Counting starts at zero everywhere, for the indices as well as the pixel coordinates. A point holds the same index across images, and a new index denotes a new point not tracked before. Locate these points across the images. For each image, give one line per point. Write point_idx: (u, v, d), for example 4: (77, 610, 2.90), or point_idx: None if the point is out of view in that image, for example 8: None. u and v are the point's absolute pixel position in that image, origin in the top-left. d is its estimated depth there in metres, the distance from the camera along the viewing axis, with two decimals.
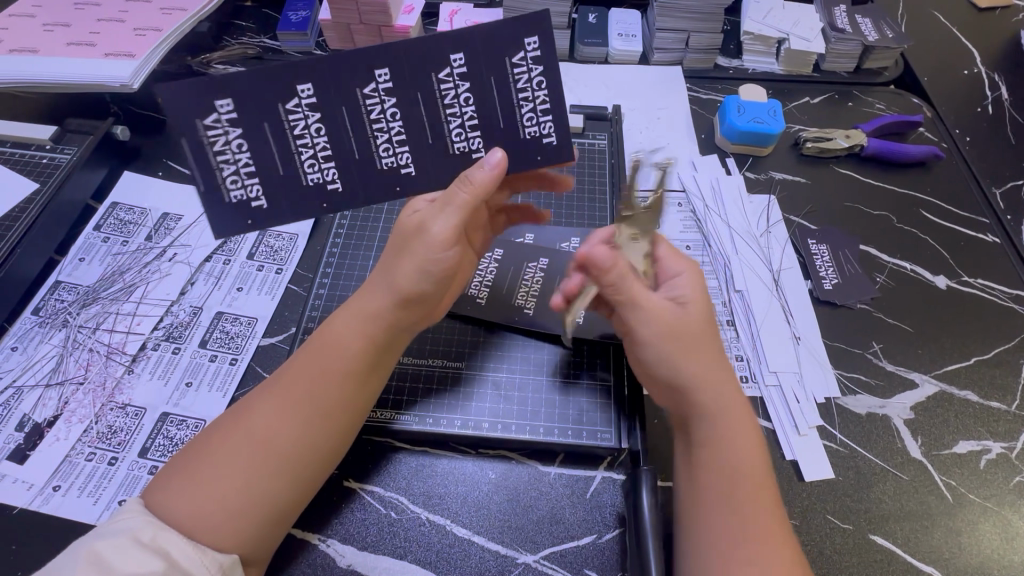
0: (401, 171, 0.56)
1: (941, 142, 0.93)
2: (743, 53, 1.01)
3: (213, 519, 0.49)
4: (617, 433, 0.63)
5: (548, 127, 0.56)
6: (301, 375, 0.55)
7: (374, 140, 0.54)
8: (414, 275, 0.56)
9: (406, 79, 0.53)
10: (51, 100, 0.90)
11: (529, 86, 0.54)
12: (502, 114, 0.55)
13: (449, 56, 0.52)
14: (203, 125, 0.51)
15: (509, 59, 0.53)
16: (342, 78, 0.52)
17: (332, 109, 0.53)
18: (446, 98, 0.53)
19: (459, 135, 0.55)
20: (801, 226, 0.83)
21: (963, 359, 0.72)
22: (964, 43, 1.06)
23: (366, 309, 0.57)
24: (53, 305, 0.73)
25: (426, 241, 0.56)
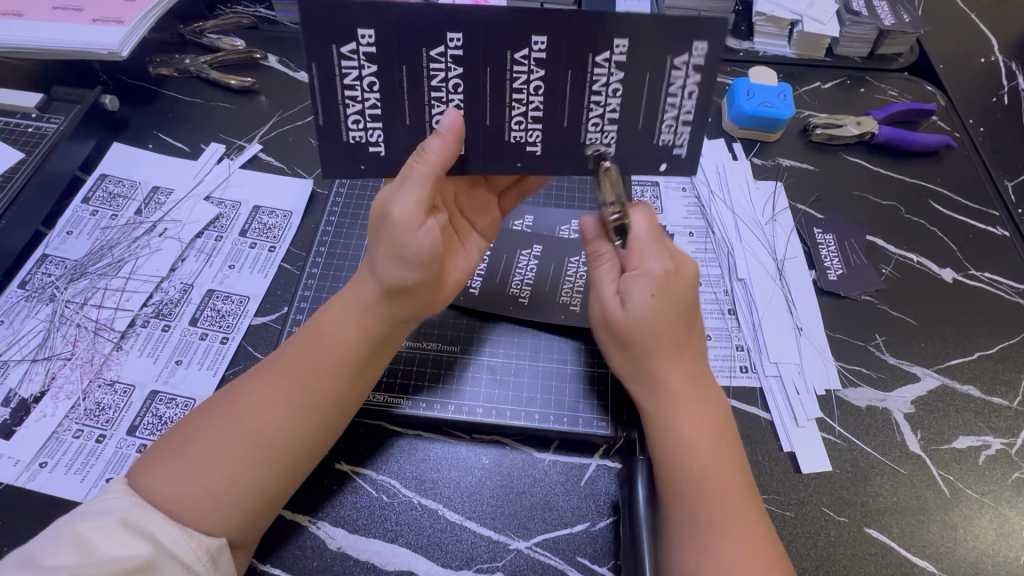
0: (526, 148, 0.56)
1: (954, 131, 0.90)
2: (754, 35, 0.97)
3: (196, 503, 0.48)
4: (613, 421, 0.63)
5: (682, 138, 0.57)
6: (295, 364, 0.54)
7: (509, 111, 0.54)
8: (392, 263, 0.52)
9: (560, 54, 0.52)
10: (38, 66, 0.87)
11: (679, 93, 0.55)
12: (643, 113, 0.56)
13: (614, 40, 0.52)
14: (340, 53, 0.51)
15: (673, 58, 0.53)
16: (497, 40, 0.51)
17: (478, 67, 0.52)
18: (597, 82, 0.54)
19: (595, 126, 0.56)
20: (808, 215, 0.81)
21: (967, 354, 0.71)
22: (982, 30, 1.03)
23: (355, 298, 0.55)
24: (41, 279, 0.71)
25: (392, 222, 0.51)
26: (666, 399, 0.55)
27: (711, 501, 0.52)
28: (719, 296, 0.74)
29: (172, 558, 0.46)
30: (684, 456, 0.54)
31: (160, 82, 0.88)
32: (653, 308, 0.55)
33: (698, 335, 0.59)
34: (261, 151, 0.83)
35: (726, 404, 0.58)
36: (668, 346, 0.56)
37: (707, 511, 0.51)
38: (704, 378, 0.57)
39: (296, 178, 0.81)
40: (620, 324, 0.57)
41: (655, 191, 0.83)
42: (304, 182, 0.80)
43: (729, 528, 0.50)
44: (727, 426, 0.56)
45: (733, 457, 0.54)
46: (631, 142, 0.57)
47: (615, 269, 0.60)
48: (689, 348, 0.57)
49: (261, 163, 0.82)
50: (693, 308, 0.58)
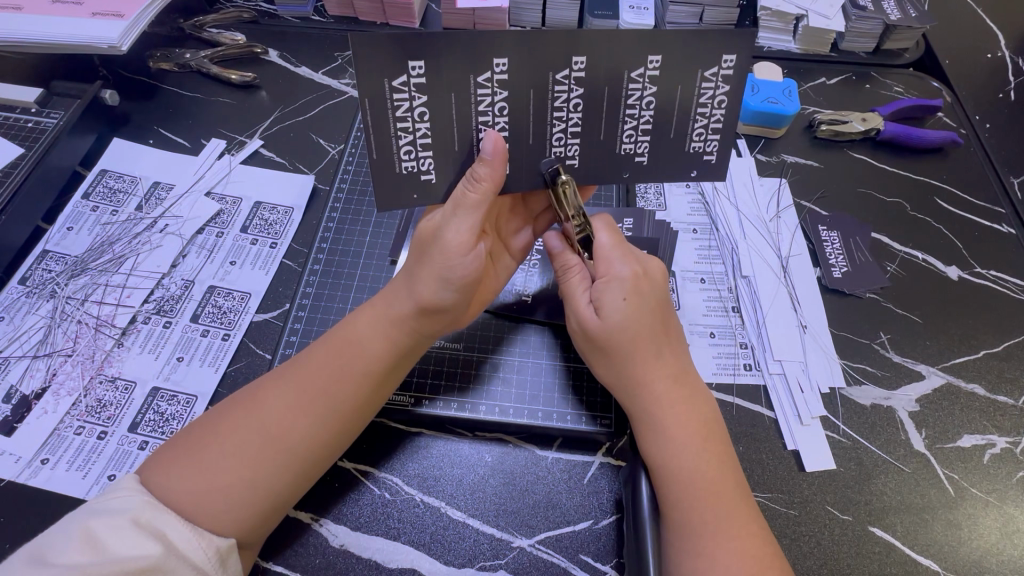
0: (566, 161, 0.58)
1: (960, 127, 0.89)
2: (759, 31, 0.96)
3: (216, 505, 0.48)
4: (616, 418, 0.62)
5: (712, 146, 0.59)
6: (321, 370, 0.54)
7: (550, 128, 0.56)
8: (435, 284, 0.54)
9: (598, 74, 0.54)
10: (37, 60, 0.86)
11: (710, 103, 0.57)
12: (676, 123, 0.57)
13: (646, 57, 0.54)
14: (391, 86, 0.52)
15: (702, 72, 0.55)
16: (539, 61, 0.53)
17: (521, 88, 0.54)
18: (631, 98, 0.55)
19: (629, 137, 0.58)
20: (812, 212, 0.80)
21: (972, 352, 0.71)
22: (988, 25, 1.02)
23: (390, 312, 0.56)
24: (41, 275, 0.71)
25: (443, 246, 0.53)
26: (650, 402, 0.56)
27: (702, 499, 0.52)
28: (722, 293, 0.74)
29: (181, 560, 0.46)
30: (673, 456, 0.53)
31: (160, 76, 0.87)
32: (625, 313, 0.56)
33: (675, 338, 0.59)
34: (262, 147, 0.82)
35: (713, 403, 0.58)
36: (645, 350, 0.56)
37: (697, 510, 0.51)
38: (688, 379, 0.57)
39: (298, 174, 0.80)
40: (593, 332, 0.57)
41: (659, 187, 0.82)
42: (305, 177, 0.79)
43: (717, 529, 0.50)
44: (715, 425, 0.56)
45: (722, 456, 0.54)
46: (664, 152, 0.59)
47: (584, 277, 0.60)
48: (667, 350, 0.58)
49: (262, 158, 0.81)
50: (665, 311, 0.59)
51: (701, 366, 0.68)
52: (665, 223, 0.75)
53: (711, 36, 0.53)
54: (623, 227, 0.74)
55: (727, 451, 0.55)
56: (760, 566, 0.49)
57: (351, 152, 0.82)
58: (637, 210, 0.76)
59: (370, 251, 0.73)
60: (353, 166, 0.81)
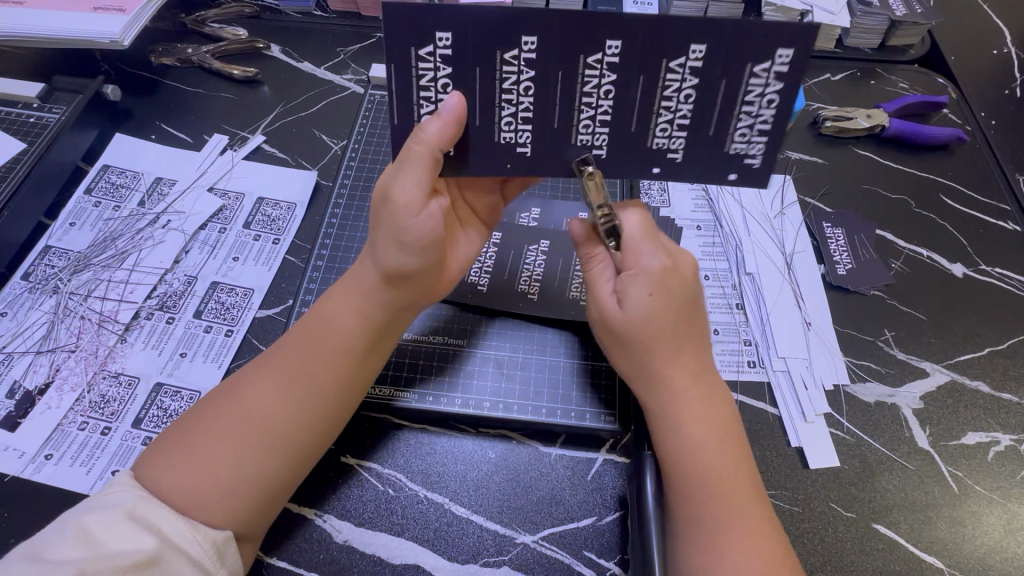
0: (591, 151, 0.54)
1: (966, 124, 0.89)
2: (762, 23, 0.94)
3: (203, 494, 0.48)
4: (620, 415, 0.62)
5: (756, 147, 0.54)
6: (295, 352, 0.54)
7: (577, 114, 0.53)
8: (393, 248, 0.52)
9: (634, 60, 0.50)
10: (38, 55, 0.86)
11: (757, 101, 0.52)
12: (716, 119, 0.53)
13: (689, 45, 0.50)
14: (417, 54, 0.50)
15: (752, 65, 0.51)
16: (573, 43, 0.50)
17: (549, 71, 0.51)
18: (669, 89, 0.52)
19: (663, 130, 0.54)
20: (817, 209, 0.80)
21: (976, 349, 0.70)
22: (994, 21, 1.01)
23: (357, 286, 0.55)
24: (44, 271, 0.71)
25: (392, 205, 0.51)
26: (668, 398, 0.55)
27: (713, 498, 0.51)
28: (726, 290, 0.73)
29: (178, 552, 0.46)
30: (686, 455, 0.53)
31: (162, 72, 0.87)
32: (649, 309, 0.54)
33: (701, 334, 0.58)
34: (264, 142, 0.82)
35: (731, 401, 0.57)
36: (667, 344, 0.55)
37: (709, 509, 0.51)
38: (707, 376, 0.57)
39: (300, 170, 0.80)
40: (617, 324, 0.56)
41: (663, 184, 0.82)
42: (307, 173, 0.79)
43: (727, 528, 0.50)
44: (731, 424, 0.56)
45: (736, 455, 0.54)
46: (698, 149, 0.55)
47: (609, 268, 0.58)
48: (689, 344, 0.56)
49: (265, 154, 0.81)
50: (693, 306, 0.57)
51: None
52: (670, 220, 0.75)
53: (760, 27, 0.49)
54: None
55: (742, 448, 0.55)
56: (769, 564, 0.49)
57: (353, 148, 0.81)
58: None
59: None
60: (355, 163, 0.80)
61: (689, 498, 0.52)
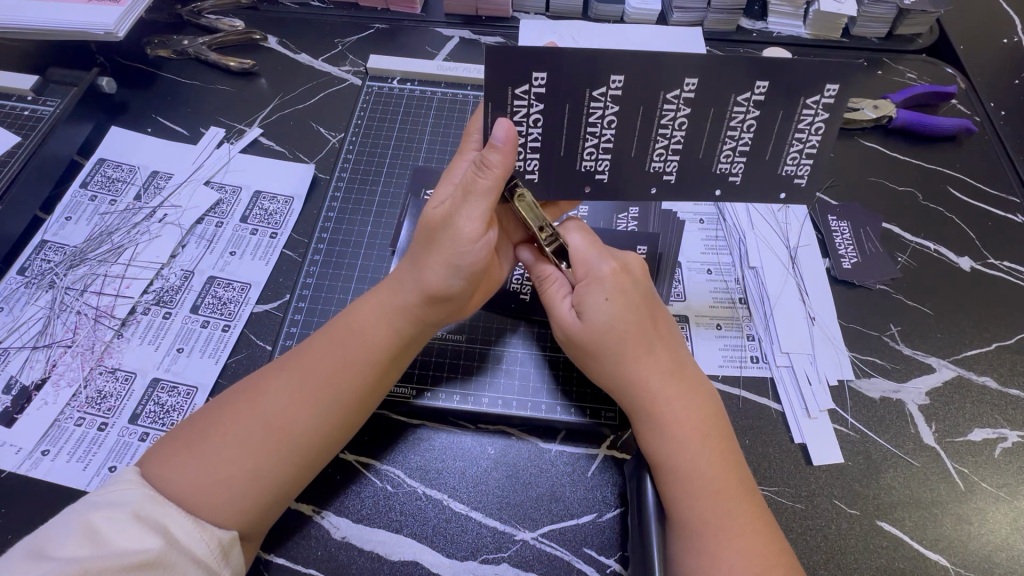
0: (662, 177, 0.56)
1: (974, 115, 0.87)
2: (769, 15, 0.94)
3: (217, 496, 0.48)
4: (620, 412, 0.61)
5: (806, 170, 0.56)
6: (322, 360, 0.53)
7: (653, 143, 0.54)
8: (443, 272, 0.53)
9: (708, 94, 0.52)
10: (32, 48, 0.85)
11: (808, 128, 0.54)
12: (772, 146, 0.55)
13: (756, 81, 0.52)
14: (513, 93, 0.51)
15: (806, 97, 0.53)
16: (654, 79, 0.51)
17: (632, 104, 0.52)
18: (734, 120, 0.53)
19: (726, 157, 0.55)
20: (822, 201, 0.79)
21: (984, 345, 0.69)
22: (1005, 9, 0.99)
23: (393, 302, 0.55)
24: (40, 265, 0.70)
25: (453, 234, 0.52)
26: (647, 400, 0.54)
27: (704, 499, 0.51)
28: (729, 284, 0.72)
29: (184, 553, 0.45)
30: (672, 454, 0.53)
31: (158, 64, 0.86)
32: (610, 314, 0.55)
33: (670, 332, 0.58)
34: (262, 135, 0.81)
35: (714, 397, 0.57)
36: (636, 346, 0.55)
37: (702, 509, 0.50)
38: (685, 372, 0.56)
39: (298, 163, 0.79)
40: (581, 337, 0.56)
41: None
42: (304, 167, 0.78)
43: (722, 529, 0.49)
44: (716, 417, 0.55)
45: (725, 451, 0.53)
46: (758, 175, 0.57)
47: (563, 285, 0.58)
48: (659, 341, 0.56)
49: (261, 147, 0.80)
50: (652, 306, 0.58)
51: (707, 358, 0.67)
52: (671, 213, 0.73)
53: (814, 65, 0.51)
54: (627, 217, 0.73)
55: (729, 447, 0.54)
56: (765, 563, 0.48)
57: (351, 141, 0.80)
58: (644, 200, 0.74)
59: (371, 241, 0.72)
60: (354, 156, 0.80)
61: (682, 498, 0.51)
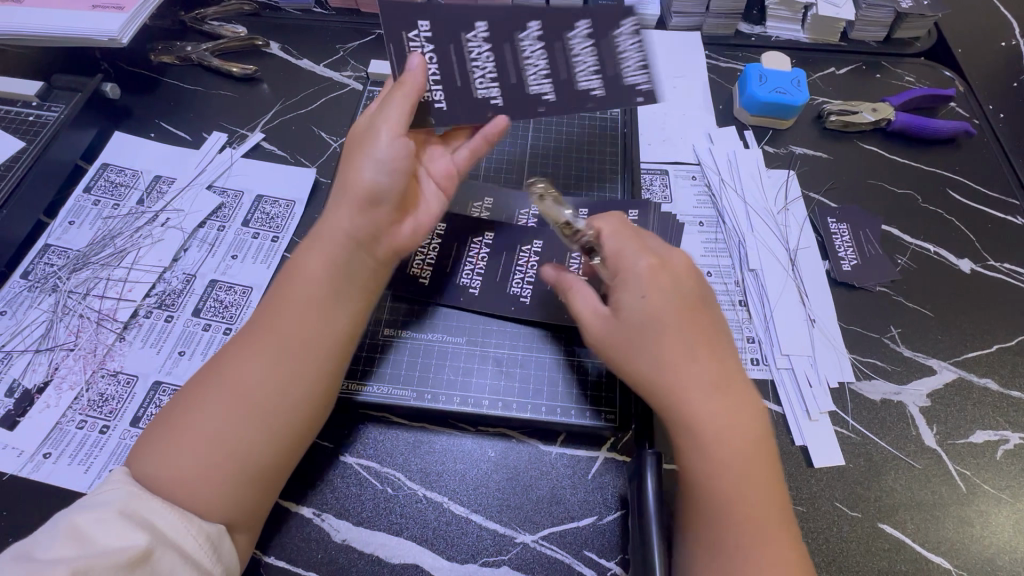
0: (543, 97, 0.65)
1: (973, 117, 0.88)
2: (767, 19, 0.95)
3: (184, 466, 0.48)
4: (621, 414, 0.61)
5: (642, 79, 0.66)
6: (265, 317, 0.54)
7: (527, 71, 0.65)
8: (364, 170, 0.57)
9: (552, 34, 0.65)
10: (38, 55, 0.86)
11: (630, 49, 0.66)
12: (605, 56, 0.66)
13: (577, 21, 0.65)
14: (406, 38, 0.62)
15: (616, 29, 0.66)
16: (508, 24, 0.64)
17: (501, 40, 0.64)
18: (576, 48, 0.65)
19: (584, 77, 0.66)
20: (821, 204, 0.79)
21: (984, 346, 0.69)
22: (1002, 13, 1.00)
23: (325, 237, 0.56)
24: (43, 269, 0.70)
25: (370, 137, 0.58)
26: (691, 408, 0.52)
27: (740, 517, 0.49)
28: (729, 287, 0.72)
29: (172, 549, 0.45)
30: (711, 469, 0.50)
31: (162, 70, 0.87)
32: (653, 318, 0.54)
33: (722, 343, 0.55)
34: (264, 140, 0.82)
35: (764, 418, 0.53)
36: (679, 352, 0.53)
37: (738, 528, 0.48)
38: (733, 386, 0.53)
39: (300, 167, 0.80)
40: (619, 342, 0.55)
41: (664, 179, 0.81)
42: (306, 171, 0.79)
43: (754, 548, 0.47)
44: (761, 439, 0.52)
45: (765, 467, 0.51)
46: (614, 90, 0.66)
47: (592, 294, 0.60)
48: (704, 348, 0.54)
49: (263, 151, 0.81)
50: (698, 311, 0.56)
51: None
52: (670, 217, 0.73)
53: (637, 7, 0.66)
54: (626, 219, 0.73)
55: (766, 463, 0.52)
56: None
57: None
58: (643, 202, 0.73)
59: None
60: None
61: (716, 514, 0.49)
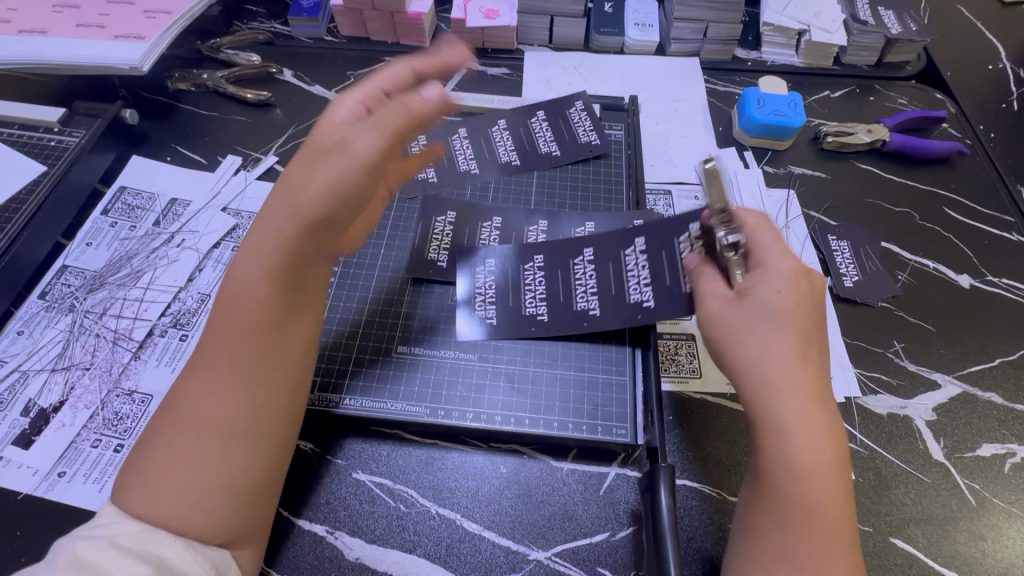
0: (512, 162, 0.82)
1: (965, 138, 0.90)
2: (762, 45, 0.98)
3: (172, 506, 0.46)
4: (633, 430, 0.62)
5: (593, 139, 0.84)
6: (224, 341, 0.51)
7: (496, 144, 0.83)
8: (325, 198, 0.51)
9: (516, 116, 0.86)
10: (60, 83, 0.89)
11: (581, 124, 0.85)
12: (564, 132, 0.84)
13: (535, 113, 0.86)
14: None
15: (570, 107, 0.86)
16: (481, 115, 0.86)
17: (474, 122, 0.85)
18: (535, 126, 0.85)
19: (545, 145, 0.83)
20: (821, 222, 0.81)
21: (987, 360, 0.70)
22: (989, 38, 1.03)
23: (274, 254, 0.52)
24: (60, 290, 0.72)
25: (347, 155, 0.51)
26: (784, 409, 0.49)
27: (805, 522, 0.47)
28: None
29: None
30: (794, 478, 0.48)
31: (178, 96, 0.90)
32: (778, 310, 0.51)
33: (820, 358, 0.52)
34: (277, 163, 0.84)
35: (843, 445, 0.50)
36: (784, 347, 0.50)
37: (797, 528, 0.47)
38: (824, 400, 0.50)
39: None
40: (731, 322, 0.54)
41: (668, 199, 0.83)
42: None
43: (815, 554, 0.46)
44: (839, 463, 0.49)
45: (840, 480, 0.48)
46: (574, 153, 0.83)
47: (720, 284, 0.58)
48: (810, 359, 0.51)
49: (277, 174, 0.83)
50: (810, 322, 0.52)
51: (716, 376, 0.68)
52: None
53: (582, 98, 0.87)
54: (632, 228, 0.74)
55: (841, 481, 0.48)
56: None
57: None
58: (647, 211, 0.75)
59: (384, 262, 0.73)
60: None
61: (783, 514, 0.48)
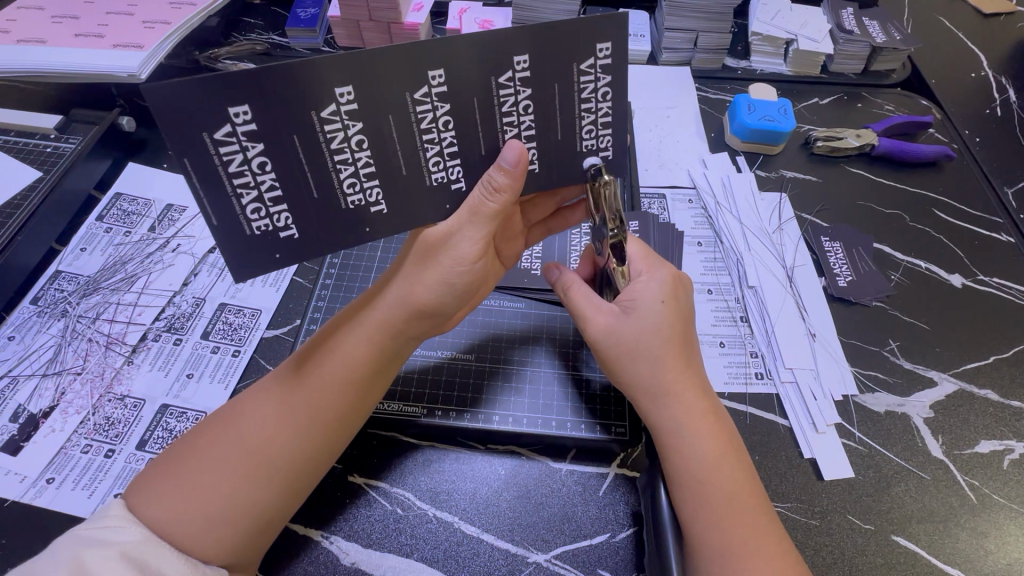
0: None
1: (952, 142, 0.92)
2: (751, 54, 1.00)
3: (190, 521, 0.47)
4: (631, 428, 0.61)
5: None
6: (304, 381, 0.53)
7: None
8: (434, 288, 0.54)
9: None
10: (58, 91, 0.90)
11: None
12: None
13: None
14: None
15: None
16: None
17: None
18: None
19: None
20: (814, 224, 0.82)
21: (981, 358, 0.71)
22: (970, 47, 1.06)
23: (372, 318, 0.55)
24: (53, 295, 0.71)
25: (453, 254, 0.53)
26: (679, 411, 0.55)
27: (721, 513, 0.50)
28: (730, 304, 0.74)
29: None
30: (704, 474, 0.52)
31: None
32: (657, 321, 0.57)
33: (694, 357, 0.59)
34: None
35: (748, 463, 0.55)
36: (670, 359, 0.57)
37: (716, 518, 0.50)
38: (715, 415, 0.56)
39: None
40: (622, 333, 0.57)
41: (662, 203, 0.84)
42: None
43: (743, 546, 0.49)
44: (745, 477, 0.53)
45: (748, 483, 0.53)
46: None
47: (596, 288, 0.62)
48: (680, 367, 0.56)
49: None
50: (688, 345, 0.59)
51: (713, 375, 0.68)
52: (668, 226, 0.78)
53: None
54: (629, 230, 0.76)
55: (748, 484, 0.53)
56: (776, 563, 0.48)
57: None
58: (642, 214, 0.78)
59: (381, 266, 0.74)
60: None
61: (704, 512, 0.51)
